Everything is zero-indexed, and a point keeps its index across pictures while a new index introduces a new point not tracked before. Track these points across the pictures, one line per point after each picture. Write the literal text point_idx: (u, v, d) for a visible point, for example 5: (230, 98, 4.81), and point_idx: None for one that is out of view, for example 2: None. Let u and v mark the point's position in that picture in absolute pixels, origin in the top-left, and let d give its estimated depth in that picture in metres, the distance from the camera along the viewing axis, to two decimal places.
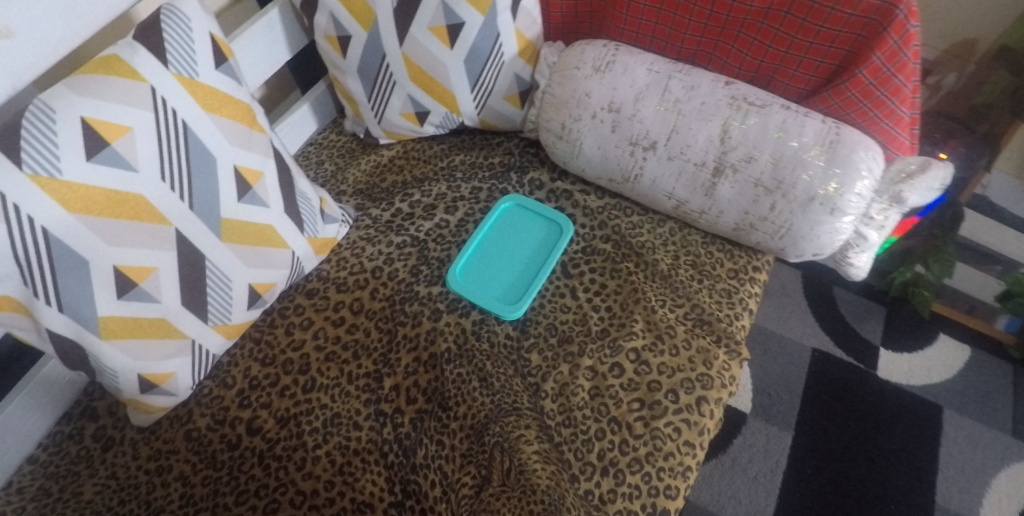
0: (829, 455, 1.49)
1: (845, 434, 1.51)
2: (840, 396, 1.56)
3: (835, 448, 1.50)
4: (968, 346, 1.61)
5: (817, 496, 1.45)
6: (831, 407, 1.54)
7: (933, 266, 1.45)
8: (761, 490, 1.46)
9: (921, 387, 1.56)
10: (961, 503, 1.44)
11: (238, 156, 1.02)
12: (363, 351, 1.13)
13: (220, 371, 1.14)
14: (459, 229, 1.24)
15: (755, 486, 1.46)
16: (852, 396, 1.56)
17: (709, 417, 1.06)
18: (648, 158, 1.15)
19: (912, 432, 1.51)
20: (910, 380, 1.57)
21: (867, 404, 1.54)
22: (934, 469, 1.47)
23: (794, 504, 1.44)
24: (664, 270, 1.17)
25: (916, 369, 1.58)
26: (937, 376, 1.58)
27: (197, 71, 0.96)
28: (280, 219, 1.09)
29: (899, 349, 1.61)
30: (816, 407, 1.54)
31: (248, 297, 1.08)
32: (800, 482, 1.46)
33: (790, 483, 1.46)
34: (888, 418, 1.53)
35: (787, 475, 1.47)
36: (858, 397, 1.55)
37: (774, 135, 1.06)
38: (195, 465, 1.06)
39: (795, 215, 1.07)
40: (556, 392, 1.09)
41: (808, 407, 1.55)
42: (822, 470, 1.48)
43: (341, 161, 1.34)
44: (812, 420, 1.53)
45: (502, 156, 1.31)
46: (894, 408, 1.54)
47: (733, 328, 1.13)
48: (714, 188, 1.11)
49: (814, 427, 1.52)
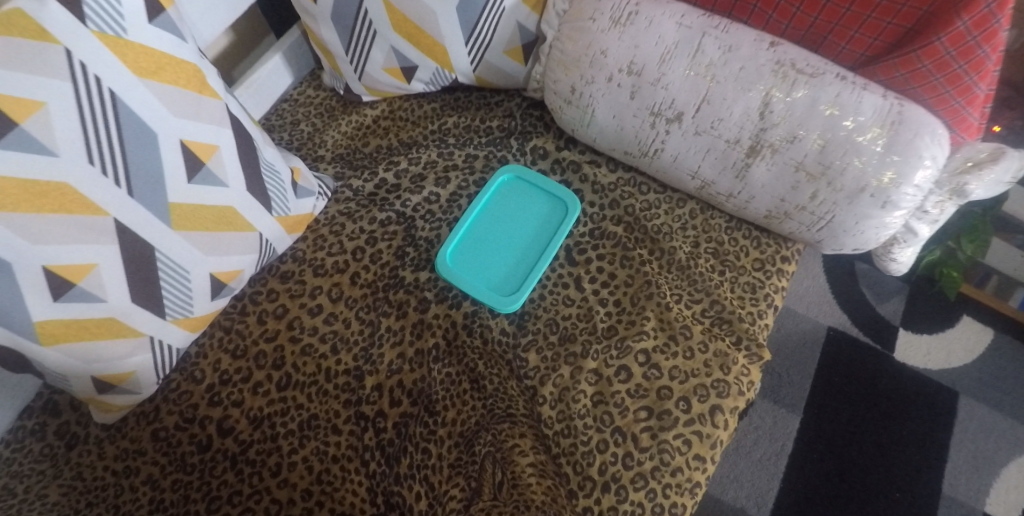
0: (838, 440, 1.40)
1: (856, 418, 1.42)
2: (855, 378, 1.45)
3: (845, 432, 1.41)
4: (993, 329, 1.49)
5: (823, 483, 1.37)
6: (845, 390, 1.44)
7: (966, 247, 1.30)
8: (764, 474, 1.38)
9: (938, 371, 1.46)
10: (969, 494, 1.36)
11: (185, 129, 0.87)
12: (342, 345, 1.02)
13: (188, 364, 1.03)
14: (451, 205, 1.10)
15: (758, 471, 1.38)
16: (867, 379, 1.45)
17: (723, 429, 0.95)
18: (670, 131, 0.99)
19: (927, 419, 1.42)
20: (928, 364, 1.46)
21: (880, 388, 1.44)
22: (943, 457, 1.39)
23: (800, 490, 1.36)
24: (682, 260, 1.03)
25: (935, 352, 1.47)
26: (956, 361, 1.46)
27: (125, 27, 0.80)
28: (243, 199, 0.94)
29: (918, 330, 1.49)
30: (830, 389, 1.44)
31: (210, 287, 0.96)
32: (805, 467, 1.38)
33: (796, 468, 1.38)
34: (902, 404, 1.43)
35: (793, 460, 1.39)
36: (872, 381, 1.45)
37: (824, 112, 0.90)
38: (164, 467, 0.98)
39: (839, 206, 0.92)
40: (555, 397, 0.98)
41: (821, 388, 1.44)
42: (831, 455, 1.39)
43: (319, 121, 1.17)
44: (824, 402, 1.43)
45: (501, 118, 1.14)
46: (909, 393, 1.44)
47: (756, 329, 1.01)
48: (746, 169, 0.96)
49: (826, 410, 1.43)
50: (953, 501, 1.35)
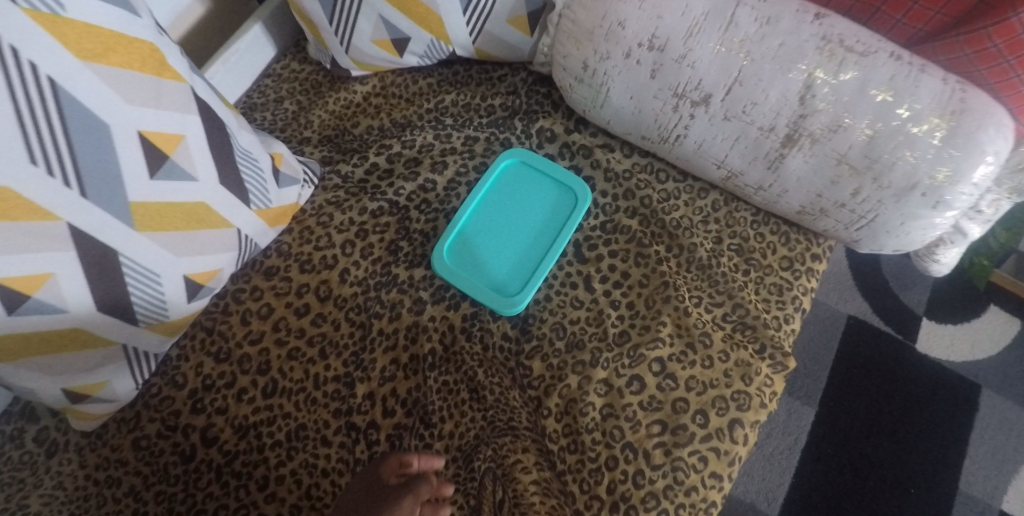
0: (854, 433, 1.32)
1: (873, 410, 1.33)
2: (874, 370, 1.36)
3: (861, 425, 1.32)
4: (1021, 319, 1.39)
5: (836, 477, 1.29)
6: (865, 381, 1.35)
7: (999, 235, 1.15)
8: (775, 469, 1.30)
9: (961, 363, 1.36)
10: (988, 491, 1.27)
11: (143, 119, 0.77)
12: (331, 349, 0.94)
13: (169, 367, 0.95)
14: (448, 194, 1.00)
15: (767, 465, 1.30)
16: (887, 371, 1.36)
17: (743, 445, 0.87)
18: (694, 115, 0.88)
19: (947, 413, 1.32)
20: (950, 356, 1.37)
21: (900, 380, 1.35)
22: (962, 453, 1.30)
23: (813, 485, 1.28)
24: (702, 258, 0.94)
25: (958, 343, 1.37)
26: (980, 352, 1.36)
27: (62, 3, 0.70)
28: (216, 193, 0.85)
29: (942, 319, 1.39)
30: (849, 381, 1.35)
31: (185, 289, 0.88)
32: (818, 462, 1.30)
33: (810, 462, 1.30)
34: (921, 397, 1.34)
35: (806, 454, 1.30)
36: (893, 373, 1.35)
37: (875, 97, 0.78)
38: (147, 478, 0.91)
39: (885, 204, 0.82)
40: (561, 410, 0.90)
41: (838, 380, 1.35)
42: (846, 449, 1.30)
43: (305, 99, 1.07)
44: (841, 395, 1.34)
45: (504, 96, 1.04)
46: (929, 385, 1.34)
47: (782, 335, 0.92)
48: (780, 159, 0.85)
49: (843, 402, 1.34)
50: (971, 499, 1.26)
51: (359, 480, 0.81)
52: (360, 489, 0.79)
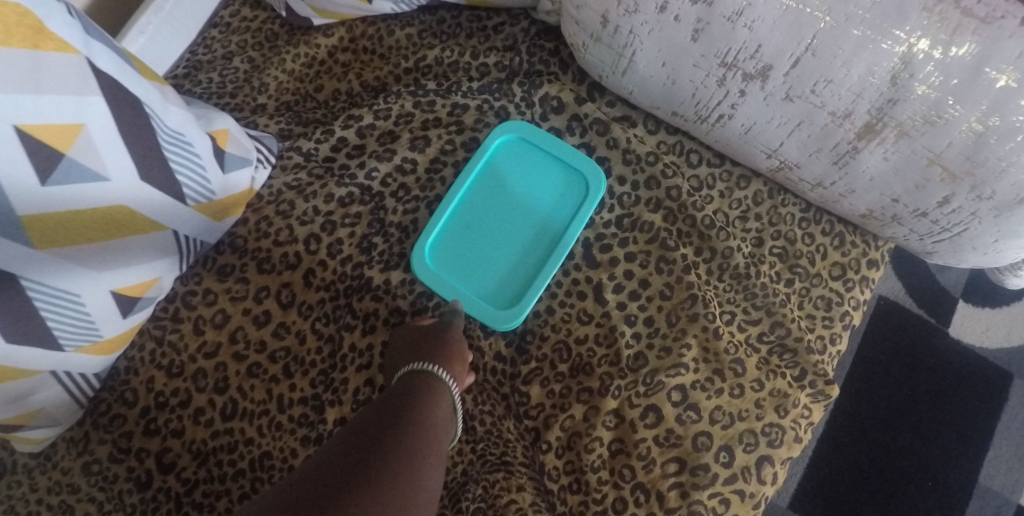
0: (875, 421, 1.02)
1: (898, 398, 1.02)
2: (904, 358, 1.04)
3: (883, 413, 1.02)
4: None
5: (850, 468, 1.00)
6: (893, 369, 1.03)
7: None
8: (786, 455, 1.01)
9: (996, 351, 1.04)
10: (1007, 484, 0.99)
11: (21, 109, 0.58)
12: (296, 366, 0.80)
13: (117, 382, 0.81)
14: (430, 178, 0.85)
15: None
16: (918, 357, 1.04)
17: (772, 485, 0.71)
18: (746, 91, 0.68)
19: (975, 403, 1.02)
20: (983, 343, 1.05)
21: (930, 367, 1.03)
22: (984, 444, 1.01)
23: (827, 476, 1.00)
24: (738, 266, 0.78)
25: (995, 327, 1.05)
26: (1017, 337, 1.05)
27: None
28: (139, 191, 0.68)
29: (979, 299, 1.06)
30: (875, 367, 1.03)
31: (117, 305, 0.73)
32: (835, 451, 1.01)
33: (825, 450, 1.01)
34: (950, 384, 1.03)
35: (823, 441, 1.01)
36: (923, 359, 1.04)
37: (994, 81, 0.57)
38: (102, 506, 0.77)
39: (980, 218, 0.65)
40: (563, 444, 0.76)
41: (863, 367, 1.04)
42: (867, 439, 1.01)
43: (260, 55, 0.91)
44: (865, 383, 1.03)
45: (500, 52, 0.87)
46: (958, 370, 1.03)
47: (826, 360, 0.77)
48: (852, 154, 0.67)
49: (866, 389, 1.03)
50: (987, 493, 0.99)
51: (397, 340, 0.77)
52: (405, 342, 0.75)
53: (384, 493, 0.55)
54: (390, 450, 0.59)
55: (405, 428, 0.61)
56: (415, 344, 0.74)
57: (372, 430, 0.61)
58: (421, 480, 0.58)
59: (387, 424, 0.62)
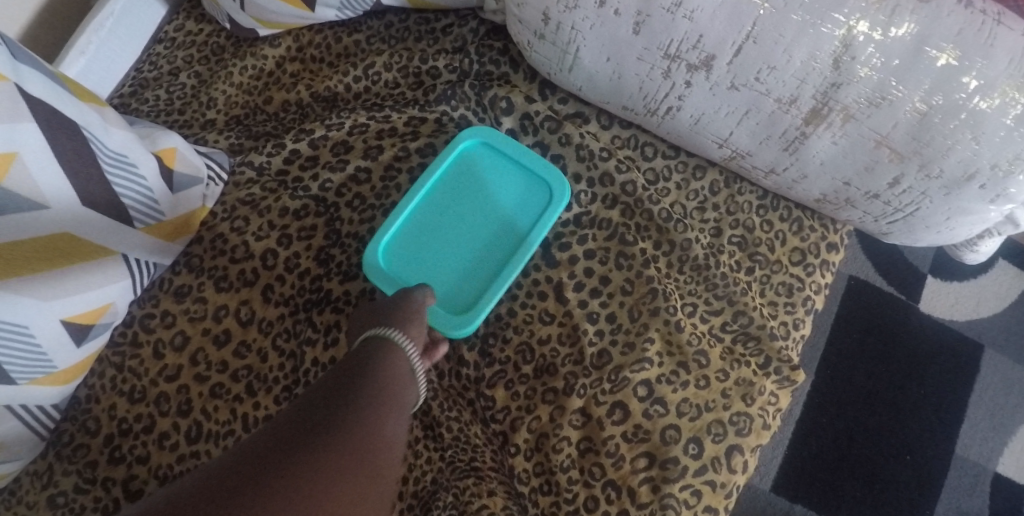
0: (851, 401, 1.01)
1: (872, 377, 1.02)
2: (875, 338, 1.03)
3: (858, 392, 1.01)
4: None
5: (828, 448, 0.99)
6: (865, 348, 1.03)
7: None
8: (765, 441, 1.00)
9: (966, 323, 1.05)
10: (983, 453, 1.00)
11: None
12: (260, 384, 0.78)
13: (78, 411, 0.78)
14: (385, 186, 0.85)
15: None
16: (891, 337, 1.04)
17: (742, 473, 0.71)
18: (692, 82, 0.67)
19: (948, 378, 1.02)
20: (954, 316, 1.05)
21: (902, 346, 1.03)
22: (960, 416, 1.01)
23: (809, 456, 0.99)
24: (698, 257, 0.78)
25: (964, 300, 1.06)
26: (986, 310, 1.05)
27: None
28: (81, 216, 0.68)
29: (946, 273, 1.07)
30: (846, 348, 1.03)
31: (72, 335, 0.70)
32: (815, 433, 1.00)
33: (805, 432, 1.00)
34: (921, 361, 1.03)
35: (802, 423, 1.00)
36: (896, 339, 1.04)
37: (936, 59, 0.57)
38: None
39: (930, 198, 0.65)
40: (531, 447, 0.75)
41: (835, 347, 1.03)
42: (846, 418, 1.00)
43: (207, 70, 0.91)
44: (839, 362, 1.03)
45: (450, 55, 0.86)
46: (930, 346, 1.04)
47: (790, 346, 0.76)
48: (802, 140, 0.67)
49: (840, 369, 1.02)
50: (963, 464, 0.99)
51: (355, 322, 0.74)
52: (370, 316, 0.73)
53: (350, 442, 0.56)
54: (365, 387, 0.62)
55: (371, 381, 0.63)
56: (369, 318, 0.72)
57: (336, 383, 0.62)
58: (386, 429, 0.60)
59: (352, 377, 0.63)
